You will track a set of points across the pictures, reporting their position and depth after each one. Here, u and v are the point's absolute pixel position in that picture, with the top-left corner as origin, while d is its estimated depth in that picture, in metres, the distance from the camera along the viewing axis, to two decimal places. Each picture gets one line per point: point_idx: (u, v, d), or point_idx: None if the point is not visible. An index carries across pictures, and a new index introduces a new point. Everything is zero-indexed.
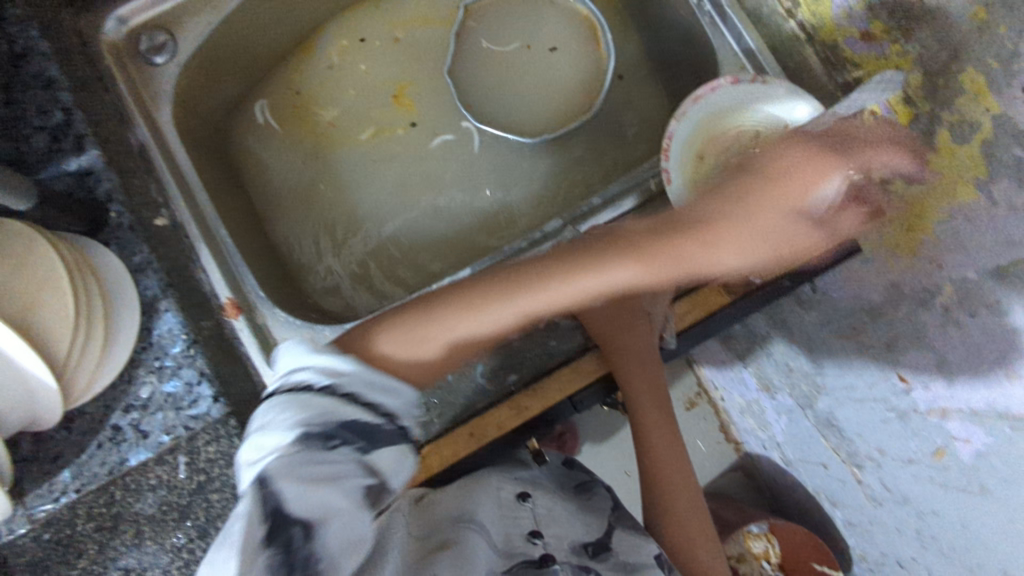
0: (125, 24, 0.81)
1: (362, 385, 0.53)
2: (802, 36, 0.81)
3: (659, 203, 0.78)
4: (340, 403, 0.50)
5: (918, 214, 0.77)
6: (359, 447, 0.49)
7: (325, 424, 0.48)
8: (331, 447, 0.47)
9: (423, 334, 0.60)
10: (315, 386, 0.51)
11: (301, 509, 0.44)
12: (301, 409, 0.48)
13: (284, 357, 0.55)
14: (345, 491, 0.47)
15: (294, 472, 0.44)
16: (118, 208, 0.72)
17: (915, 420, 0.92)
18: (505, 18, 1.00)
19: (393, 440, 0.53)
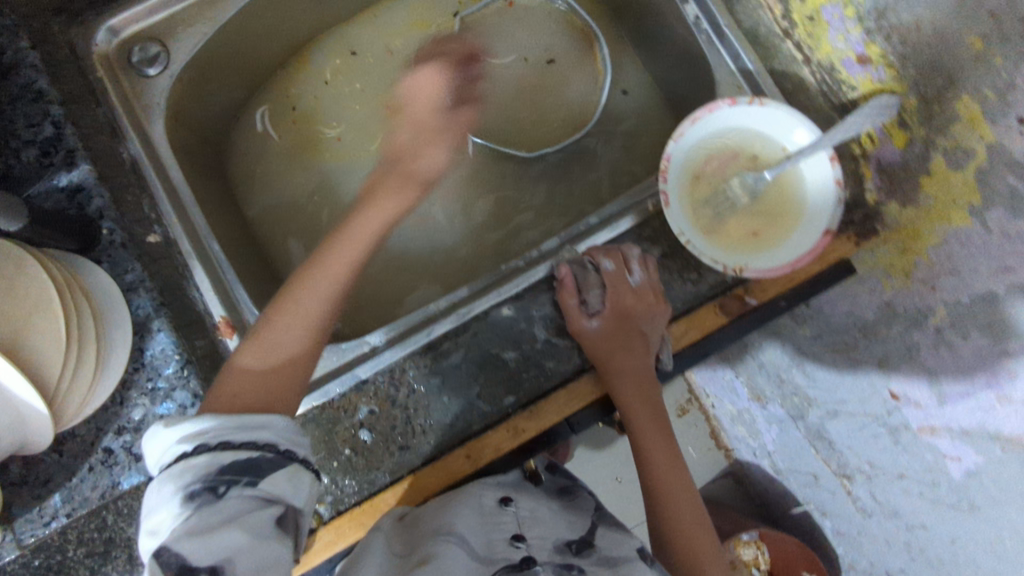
0: (117, 35, 0.79)
1: (228, 431, 0.54)
2: (799, 57, 0.81)
3: (657, 224, 0.78)
4: (214, 456, 0.52)
5: (912, 237, 0.77)
6: (247, 484, 0.51)
7: (204, 479, 0.50)
8: (218, 497, 0.49)
9: (273, 354, 0.63)
10: (183, 454, 0.52)
11: (202, 558, 0.46)
12: (175, 479, 0.50)
13: (147, 448, 0.55)
14: (251, 526, 0.49)
15: (185, 533, 0.47)
16: (110, 225, 0.72)
17: (905, 436, 0.93)
18: (501, 30, 0.99)
19: (282, 463, 0.55)
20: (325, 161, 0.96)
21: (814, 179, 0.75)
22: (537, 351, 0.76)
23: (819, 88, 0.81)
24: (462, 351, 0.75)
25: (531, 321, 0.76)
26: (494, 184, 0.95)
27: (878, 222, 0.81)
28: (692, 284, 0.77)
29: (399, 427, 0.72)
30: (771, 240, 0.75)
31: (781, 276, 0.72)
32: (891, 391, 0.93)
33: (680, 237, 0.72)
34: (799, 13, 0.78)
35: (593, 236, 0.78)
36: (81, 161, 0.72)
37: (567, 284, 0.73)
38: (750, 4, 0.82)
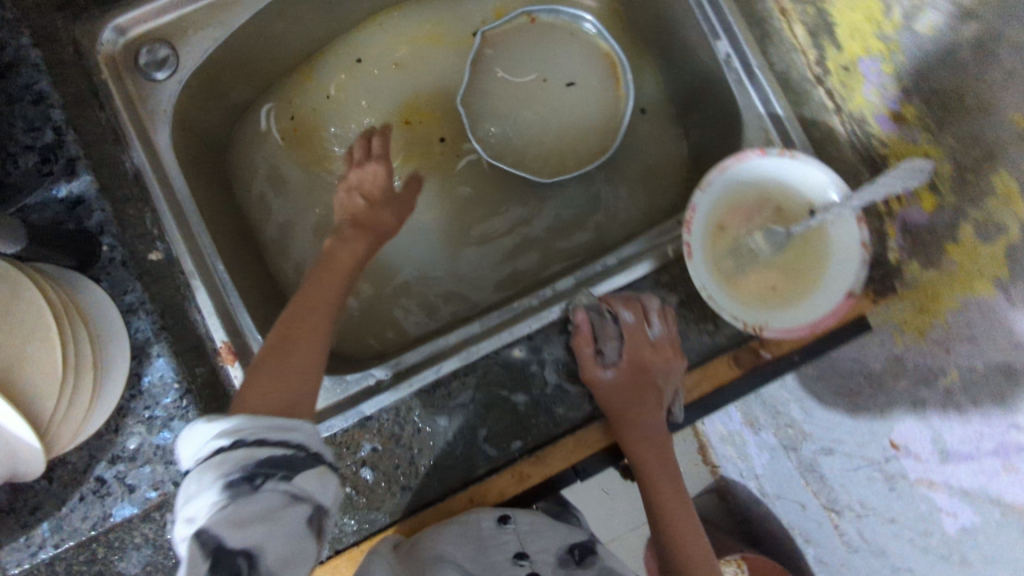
0: (124, 35, 0.75)
1: (263, 429, 0.51)
2: (830, 106, 0.78)
3: (676, 270, 0.77)
4: (252, 447, 0.49)
5: (931, 299, 0.77)
6: (282, 477, 0.48)
7: (241, 467, 0.47)
8: (257, 487, 0.46)
9: (283, 366, 0.59)
10: (219, 444, 0.49)
11: (239, 542, 0.43)
12: (212, 466, 0.47)
13: (180, 445, 0.52)
14: (286, 523, 0.46)
15: (224, 520, 0.44)
16: (110, 241, 0.69)
17: (901, 484, 0.94)
18: (522, 47, 0.96)
19: (314, 462, 0.52)
20: (330, 173, 0.91)
21: (840, 236, 0.73)
22: (547, 396, 0.74)
23: (849, 140, 0.78)
24: (471, 391, 0.74)
25: (542, 364, 0.75)
26: (506, 208, 0.93)
27: (897, 279, 0.81)
28: (710, 335, 0.77)
29: (402, 466, 0.72)
30: (792, 296, 0.74)
31: (802, 338, 0.71)
32: (891, 440, 0.93)
33: (701, 291, 0.70)
34: (834, 62, 0.76)
35: (608, 280, 0.77)
36: (82, 171, 0.68)
37: (583, 331, 0.71)
38: (785, 47, 0.80)
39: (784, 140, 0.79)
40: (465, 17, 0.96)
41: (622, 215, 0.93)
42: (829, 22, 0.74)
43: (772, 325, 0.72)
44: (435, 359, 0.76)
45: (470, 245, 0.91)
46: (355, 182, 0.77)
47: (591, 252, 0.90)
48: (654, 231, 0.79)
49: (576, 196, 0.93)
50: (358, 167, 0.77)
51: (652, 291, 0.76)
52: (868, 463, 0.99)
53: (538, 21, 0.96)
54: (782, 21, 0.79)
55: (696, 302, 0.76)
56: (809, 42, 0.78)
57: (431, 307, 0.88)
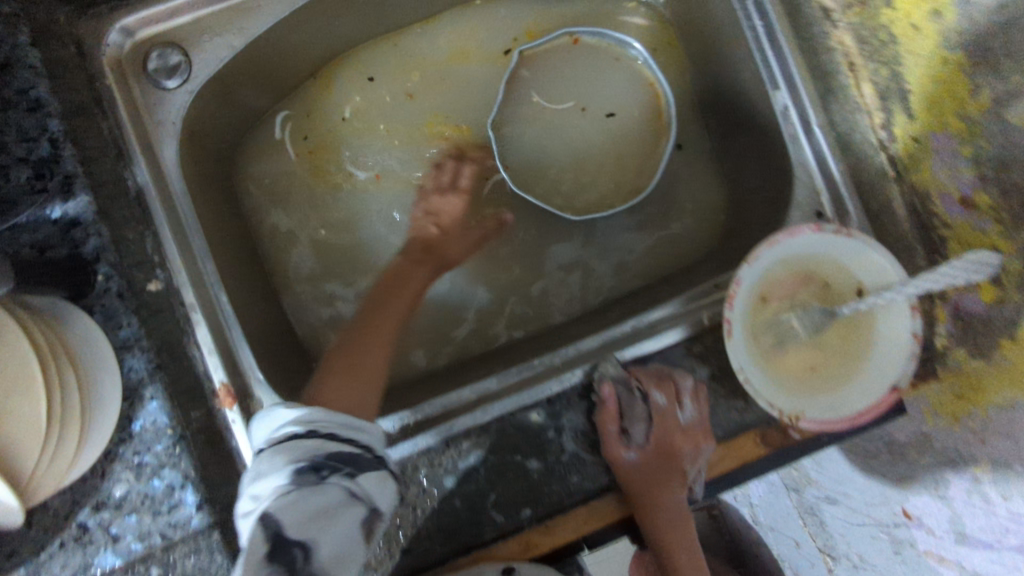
0: (131, 37, 0.70)
1: (336, 425, 0.58)
2: (891, 172, 0.72)
3: (709, 341, 0.72)
4: (323, 441, 0.56)
5: (973, 387, 0.74)
6: (346, 474, 0.54)
7: (313, 459, 0.53)
8: (323, 479, 0.52)
9: (351, 374, 0.65)
10: (297, 434, 0.56)
11: (298, 532, 0.48)
12: (286, 452, 0.53)
13: (262, 425, 0.60)
14: (341, 519, 0.51)
15: (288, 505, 0.49)
16: (106, 271, 0.63)
17: (908, 551, 0.95)
18: (562, 72, 0.89)
19: (375, 466, 0.58)
20: (347, 193, 0.86)
21: (889, 323, 0.68)
22: (562, 463, 0.70)
23: (910, 215, 0.71)
24: (482, 453, 0.70)
25: (560, 431, 0.70)
26: (530, 242, 0.88)
27: (938, 360, 0.77)
28: (738, 412, 0.72)
29: (404, 528, 0.68)
30: (831, 382, 0.70)
31: (839, 429, 0.67)
32: (904, 507, 0.93)
33: (738, 374, 0.67)
34: (903, 131, 0.69)
35: (638, 344, 0.72)
36: (79, 192, 0.62)
37: (609, 408, 0.67)
38: (850, 106, 0.73)
39: (837, 210, 0.74)
40: (502, 31, 0.89)
41: (652, 260, 0.87)
42: (903, 87, 0.68)
43: (808, 414, 0.68)
44: (451, 415, 0.73)
45: (488, 281, 0.87)
46: (435, 208, 0.81)
47: (616, 300, 0.85)
48: (691, 296, 0.75)
49: (605, 235, 0.88)
50: (442, 195, 0.81)
51: (682, 361, 0.72)
52: (873, 522, 1.00)
53: (580, 43, 0.89)
54: (850, 77, 0.73)
55: (728, 376, 0.72)
56: (878, 104, 0.71)
57: (440, 343, 0.85)
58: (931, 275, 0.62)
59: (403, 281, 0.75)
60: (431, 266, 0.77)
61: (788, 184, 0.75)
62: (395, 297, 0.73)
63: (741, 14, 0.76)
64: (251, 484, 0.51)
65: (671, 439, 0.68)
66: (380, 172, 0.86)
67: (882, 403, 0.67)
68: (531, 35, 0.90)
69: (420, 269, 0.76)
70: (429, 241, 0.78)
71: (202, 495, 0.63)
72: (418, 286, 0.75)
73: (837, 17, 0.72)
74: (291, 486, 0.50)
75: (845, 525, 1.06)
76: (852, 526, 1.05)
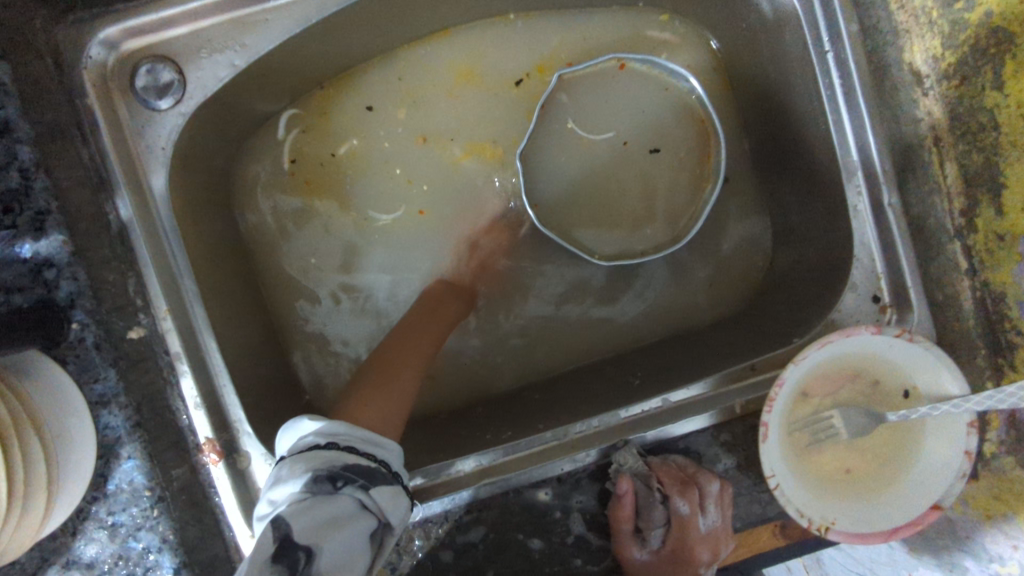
0: (116, 51, 0.62)
1: (356, 440, 0.57)
2: (963, 266, 0.63)
3: (738, 429, 0.66)
4: (341, 452, 0.55)
5: (1018, 493, 0.65)
6: (360, 485, 0.52)
7: (331, 469, 0.52)
8: (335, 489, 0.51)
9: (382, 393, 0.66)
10: (320, 444, 0.55)
11: (306, 535, 0.46)
12: (306, 460, 0.53)
13: (283, 437, 0.59)
14: (350, 527, 0.49)
15: (299, 510, 0.48)
16: (81, 318, 0.56)
17: None
18: (604, 98, 0.81)
19: (391, 480, 0.55)
20: (356, 216, 0.80)
21: (941, 432, 0.62)
22: (567, 546, 0.65)
23: (977, 313, 0.63)
24: (484, 529, 0.65)
25: (568, 513, 0.65)
26: (550, 282, 0.81)
27: (980, 462, 0.68)
28: (761, 506, 0.65)
29: None
30: (867, 488, 0.63)
31: (871, 543, 0.61)
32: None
33: (768, 479, 0.61)
34: (985, 225, 0.61)
35: (668, 427, 0.66)
36: (52, 230, 0.55)
37: (624, 505, 0.62)
38: (929, 184, 0.65)
39: (896, 298, 0.65)
40: (543, 50, 0.80)
41: (680, 314, 0.80)
42: (997, 176, 0.59)
43: (839, 525, 0.61)
44: (453, 484, 0.67)
45: (502, 319, 0.81)
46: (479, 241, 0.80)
47: (638, 357, 0.79)
48: (724, 377, 0.68)
49: (632, 281, 0.81)
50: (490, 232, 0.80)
51: (706, 448, 0.66)
52: None
53: (627, 69, 0.80)
54: (935, 152, 0.64)
55: (757, 468, 0.66)
56: (961, 189, 0.62)
57: (443, 386, 0.80)
58: (973, 399, 0.57)
59: (437, 307, 0.75)
60: (467, 302, 0.78)
61: (844, 267, 0.67)
62: (433, 322, 0.74)
63: (819, 66, 0.66)
64: (269, 487, 0.52)
65: (687, 544, 0.64)
66: (416, 207, 0.80)
67: (923, 519, 0.61)
68: (543, 70, 0.80)
69: (459, 302, 0.77)
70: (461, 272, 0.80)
71: (181, 560, 0.58)
72: (453, 320, 0.76)
73: (930, 84, 0.64)
74: (305, 493, 0.50)
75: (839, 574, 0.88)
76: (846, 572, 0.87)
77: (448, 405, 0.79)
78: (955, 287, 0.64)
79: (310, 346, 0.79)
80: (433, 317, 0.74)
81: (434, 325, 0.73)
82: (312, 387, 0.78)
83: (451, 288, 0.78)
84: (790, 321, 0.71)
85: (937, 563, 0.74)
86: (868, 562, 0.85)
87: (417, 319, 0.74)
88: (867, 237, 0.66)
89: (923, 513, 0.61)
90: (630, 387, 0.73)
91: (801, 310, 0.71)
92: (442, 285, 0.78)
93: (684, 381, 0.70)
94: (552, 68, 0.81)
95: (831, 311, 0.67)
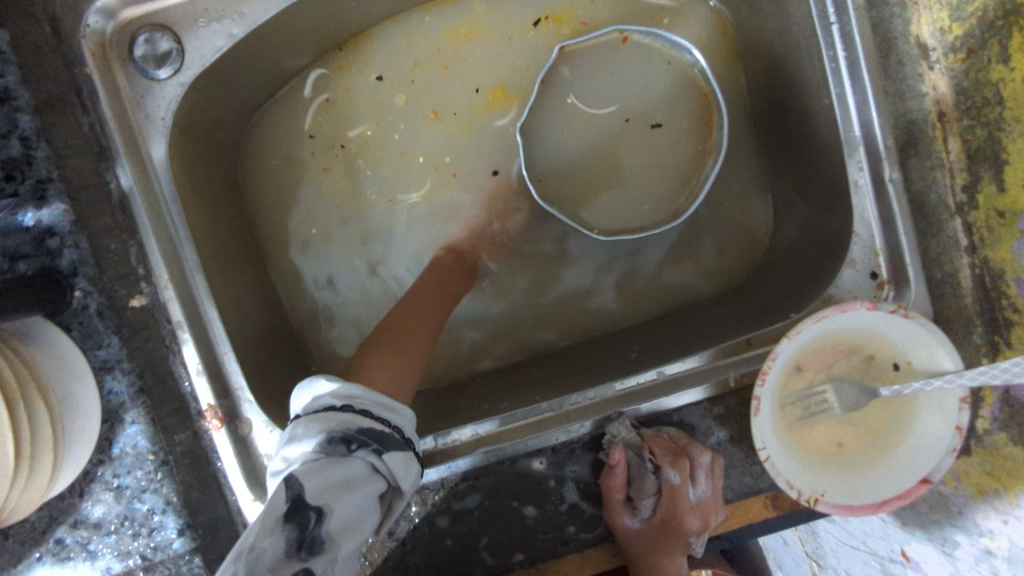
0: (114, 19, 0.61)
1: (373, 405, 0.57)
2: (963, 242, 0.63)
3: (732, 403, 0.67)
4: (357, 416, 0.55)
5: (1010, 469, 0.65)
6: (374, 449, 0.53)
7: (345, 432, 0.53)
8: (349, 452, 0.51)
9: (397, 355, 0.65)
10: (336, 406, 0.55)
11: (318, 496, 0.47)
12: (322, 421, 0.54)
13: (297, 395, 0.59)
14: (361, 490, 0.50)
15: (312, 470, 0.48)
16: (83, 286, 0.58)
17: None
18: (607, 72, 0.80)
19: (403, 446, 0.56)
20: (357, 187, 0.80)
21: (933, 407, 0.62)
22: (560, 515, 0.66)
23: (975, 290, 0.63)
24: (479, 495, 0.66)
25: (562, 482, 0.66)
26: (548, 255, 0.81)
27: (972, 437, 0.68)
28: (753, 478, 0.67)
29: (390, 560, 0.66)
30: (859, 462, 0.64)
31: (861, 515, 0.62)
32: (902, 548, 0.80)
33: (760, 451, 0.61)
34: (987, 201, 0.61)
35: (662, 399, 0.66)
36: (54, 198, 0.57)
37: (617, 475, 0.63)
38: (930, 161, 0.64)
39: (894, 274, 0.65)
40: (547, 20, 0.79)
41: (679, 287, 0.81)
42: (999, 151, 0.59)
43: (829, 497, 0.62)
44: (450, 453, 0.68)
45: (502, 291, 0.81)
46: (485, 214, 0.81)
47: (639, 331, 0.79)
48: (718, 351, 0.68)
49: (631, 255, 0.81)
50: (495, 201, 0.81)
51: (699, 421, 0.67)
52: (871, 557, 0.85)
53: (630, 42, 0.79)
54: (938, 128, 0.63)
55: (749, 441, 0.67)
56: (965, 165, 0.62)
57: (443, 357, 0.81)
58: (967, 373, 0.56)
59: (447, 275, 0.76)
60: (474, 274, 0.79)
61: (843, 243, 0.67)
62: (441, 290, 0.74)
63: (823, 39, 0.66)
64: (283, 445, 0.52)
65: (678, 515, 0.64)
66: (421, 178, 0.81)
67: (914, 492, 0.61)
68: (561, 19, 0.80)
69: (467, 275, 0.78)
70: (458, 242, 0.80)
71: (184, 520, 0.61)
72: (460, 289, 0.76)
73: (937, 58, 0.63)
74: (319, 454, 0.50)
75: (833, 546, 0.91)
76: (841, 546, 0.90)
77: (449, 374, 0.80)
78: (953, 264, 0.64)
79: (311, 316, 0.80)
80: (441, 284, 0.75)
81: (443, 293, 0.73)
82: (316, 355, 0.79)
83: (457, 258, 0.78)
84: (788, 297, 0.72)
85: (929, 536, 0.75)
86: (862, 535, 0.86)
87: (430, 285, 0.74)
88: (866, 212, 0.65)
89: (913, 486, 0.62)
90: (626, 360, 0.73)
91: (799, 285, 0.71)
92: (450, 255, 0.78)
93: (681, 355, 0.71)
94: (569, 31, 0.80)
95: (828, 287, 0.67)
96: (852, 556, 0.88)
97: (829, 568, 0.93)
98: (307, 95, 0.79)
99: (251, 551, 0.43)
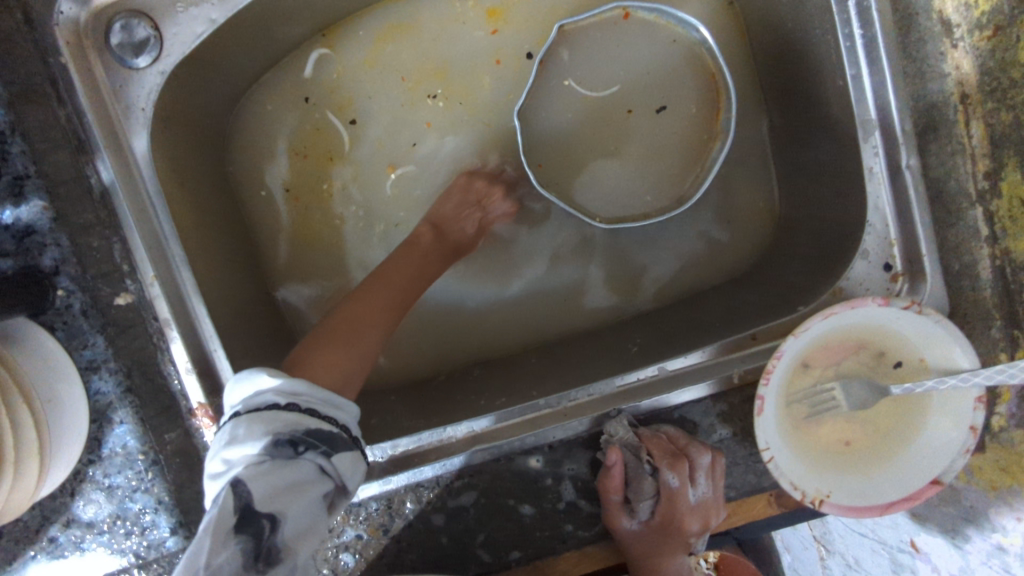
0: (87, 6, 0.57)
1: (319, 403, 0.55)
2: (983, 233, 0.59)
3: (735, 399, 0.65)
4: (303, 416, 0.53)
5: None
6: (321, 451, 0.52)
7: (292, 433, 0.51)
8: (296, 454, 0.50)
9: (347, 349, 0.63)
10: (280, 404, 0.52)
11: (266, 505, 0.47)
12: (266, 422, 0.51)
13: (233, 385, 0.55)
14: (309, 496, 0.50)
15: (258, 474, 0.48)
16: (66, 286, 0.60)
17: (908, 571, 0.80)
18: (609, 51, 0.76)
19: (352, 446, 0.55)
20: (350, 173, 0.78)
21: (948, 405, 0.59)
22: (558, 512, 0.65)
23: (996, 283, 0.59)
24: (475, 493, 0.65)
25: (560, 480, 0.65)
26: (545, 243, 0.79)
27: (987, 433, 0.65)
28: (756, 476, 0.65)
29: (384, 557, 0.65)
30: (865, 462, 0.61)
31: (867, 517, 0.60)
32: (912, 538, 0.78)
33: (763, 451, 0.59)
34: (1010, 189, 0.57)
35: (663, 396, 0.64)
36: (31, 195, 0.58)
37: (613, 476, 0.61)
38: (951, 147, 0.60)
39: (909, 266, 0.62)
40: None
41: (683, 274, 0.78)
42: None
43: (834, 498, 0.60)
44: (446, 450, 0.66)
45: (499, 281, 0.79)
46: (471, 194, 0.75)
47: (641, 323, 0.76)
48: (724, 346, 0.65)
49: (632, 242, 0.78)
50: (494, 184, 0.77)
51: (701, 418, 0.65)
52: (878, 545, 0.84)
53: (632, 18, 0.75)
54: (960, 111, 0.59)
55: (753, 439, 0.65)
56: (987, 150, 0.58)
57: (440, 350, 0.79)
58: (980, 374, 0.54)
59: (422, 263, 0.71)
60: (451, 258, 0.74)
61: (856, 234, 0.64)
62: (413, 286, 0.70)
63: (839, 15, 0.61)
64: (222, 447, 0.50)
65: (677, 517, 0.63)
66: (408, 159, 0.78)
67: (927, 492, 0.59)
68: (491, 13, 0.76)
69: (442, 261, 0.73)
70: (440, 218, 0.74)
71: (176, 521, 0.62)
72: (426, 281, 0.72)
73: (961, 35, 0.58)
74: (264, 456, 0.49)
75: (840, 534, 0.90)
76: (850, 533, 0.89)
77: (446, 367, 0.79)
78: (972, 256, 0.60)
79: (305, 308, 0.78)
80: (415, 275, 0.70)
81: (413, 284, 0.70)
82: None
83: (436, 240, 0.73)
84: (801, 288, 0.68)
85: (941, 531, 0.72)
86: (871, 523, 0.85)
87: (399, 270, 0.70)
88: (881, 201, 0.62)
89: (926, 486, 0.59)
90: (626, 355, 0.71)
91: (808, 274, 0.68)
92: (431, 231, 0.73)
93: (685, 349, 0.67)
94: (517, 36, 0.76)
95: (838, 280, 0.63)
96: (858, 543, 0.87)
97: (838, 553, 0.91)
98: (306, 76, 0.76)
99: (205, 571, 0.44)
